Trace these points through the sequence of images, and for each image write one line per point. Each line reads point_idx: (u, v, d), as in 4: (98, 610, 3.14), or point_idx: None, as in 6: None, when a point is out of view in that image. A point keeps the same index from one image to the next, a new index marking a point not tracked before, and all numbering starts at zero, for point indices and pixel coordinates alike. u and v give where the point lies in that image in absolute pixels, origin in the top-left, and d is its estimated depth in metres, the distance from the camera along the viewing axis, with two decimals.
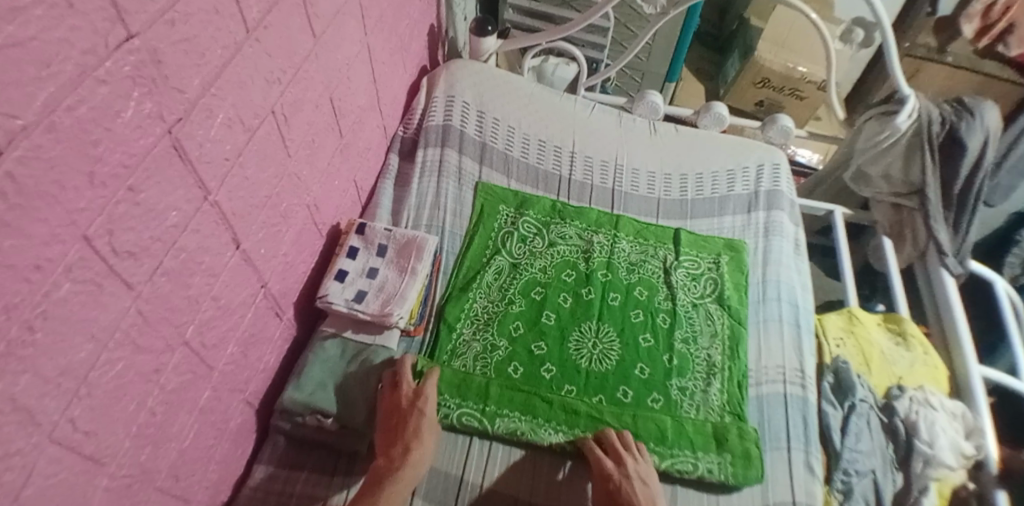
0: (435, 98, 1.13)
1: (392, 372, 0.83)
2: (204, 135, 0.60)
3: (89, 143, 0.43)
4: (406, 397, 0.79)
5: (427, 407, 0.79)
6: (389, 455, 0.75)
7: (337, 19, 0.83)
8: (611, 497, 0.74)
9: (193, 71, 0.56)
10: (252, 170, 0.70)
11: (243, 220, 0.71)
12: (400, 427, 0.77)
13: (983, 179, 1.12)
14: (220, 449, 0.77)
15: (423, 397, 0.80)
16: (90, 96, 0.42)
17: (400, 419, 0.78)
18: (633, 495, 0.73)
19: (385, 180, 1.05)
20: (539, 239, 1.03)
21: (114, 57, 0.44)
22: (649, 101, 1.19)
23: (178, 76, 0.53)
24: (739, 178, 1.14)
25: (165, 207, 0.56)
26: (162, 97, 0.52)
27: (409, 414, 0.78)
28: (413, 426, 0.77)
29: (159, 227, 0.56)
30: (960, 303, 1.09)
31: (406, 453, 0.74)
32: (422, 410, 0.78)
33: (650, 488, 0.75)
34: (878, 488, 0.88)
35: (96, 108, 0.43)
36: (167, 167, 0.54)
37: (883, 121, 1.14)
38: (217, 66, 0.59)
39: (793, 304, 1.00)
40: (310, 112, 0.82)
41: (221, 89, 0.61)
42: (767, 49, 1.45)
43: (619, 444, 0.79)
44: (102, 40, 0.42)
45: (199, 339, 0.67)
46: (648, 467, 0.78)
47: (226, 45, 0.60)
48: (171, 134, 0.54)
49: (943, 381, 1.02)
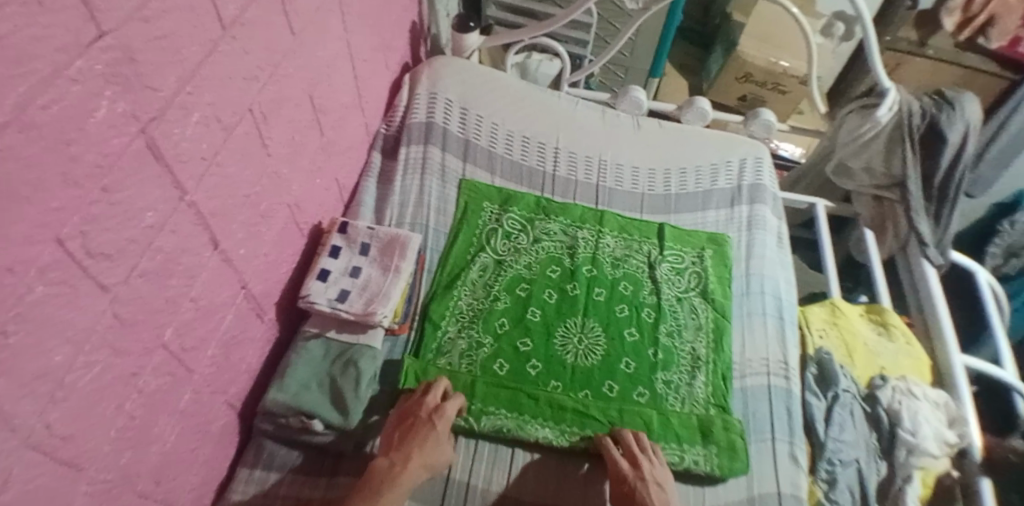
0: (418, 95, 1.13)
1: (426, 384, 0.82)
2: (180, 134, 0.59)
3: (62, 142, 0.42)
4: (426, 407, 0.79)
5: (442, 424, 0.77)
6: (393, 457, 0.74)
7: (318, 16, 0.82)
8: (628, 498, 0.75)
9: (169, 69, 0.55)
10: (230, 169, 0.70)
11: (221, 221, 0.70)
12: (411, 434, 0.76)
13: (963, 171, 1.13)
14: (203, 452, 0.76)
15: (442, 413, 0.78)
16: (63, 95, 0.41)
17: (412, 426, 0.77)
18: (649, 498, 0.74)
19: (368, 178, 1.05)
20: (524, 235, 1.03)
21: (87, 55, 0.43)
22: (632, 97, 1.19)
23: (153, 74, 0.53)
24: (723, 172, 1.14)
25: (141, 208, 0.55)
26: (137, 95, 0.51)
27: (422, 425, 0.77)
28: (422, 437, 0.75)
29: (136, 228, 0.55)
30: (941, 293, 1.10)
31: (407, 460, 0.73)
32: (435, 426, 0.77)
33: (666, 491, 0.76)
34: (862, 478, 0.89)
35: (70, 107, 0.42)
36: (143, 166, 0.54)
37: (865, 115, 1.14)
38: (193, 64, 0.59)
39: (777, 296, 1.01)
40: (290, 110, 0.81)
41: (198, 87, 0.60)
42: (750, 44, 1.46)
43: (635, 447, 0.79)
44: (75, 38, 0.41)
45: (179, 341, 0.66)
46: (664, 470, 0.78)
47: (202, 43, 0.59)
48: (145, 133, 0.53)
49: (925, 371, 1.04)
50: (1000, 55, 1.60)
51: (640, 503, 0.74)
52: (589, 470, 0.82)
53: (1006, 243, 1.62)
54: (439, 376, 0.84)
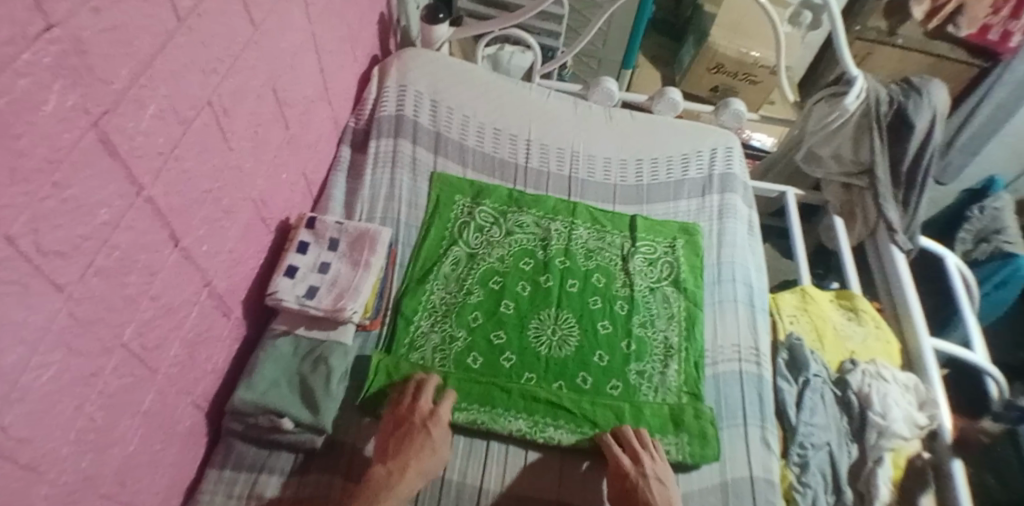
0: (387, 88, 1.11)
1: (415, 385, 0.82)
2: (135, 127, 0.57)
3: (10, 137, 0.41)
4: (421, 413, 0.78)
5: (438, 430, 0.77)
6: (390, 466, 0.72)
7: (279, 7, 0.81)
8: (630, 495, 0.75)
9: (122, 61, 0.53)
10: (190, 163, 0.68)
11: (181, 217, 0.68)
12: (406, 441, 0.75)
13: (930, 157, 1.15)
14: (170, 453, 0.75)
15: (437, 419, 0.78)
16: (9, 88, 0.40)
17: (407, 434, 0.76)
18: (649, 494, 0.74)
19: (338, 173, 1.04)
20: (497, 228, 1.02)
21: (34, 48, 0.42)
22: (605, 88, 1.19)
23: (105, 66, 0.51)
24: (694, 162, 1.15)
25: (95, 203, 0.53)
26: (88, 88, 0.49)
27: (417, 431, 0.76)
28: (418, 445, 0.74)
29: (90, 224, 0.53)
30: (909, 278, 1.12)
31: (404, 470, 0.72)
32: (431, 432, 0.76)
33: (667, 488, 0.76)
34: (834, 461, 0.90)
35: (17, 100, 0.41)
36: (96, 161, 0.52)
37: (834, 103, 1.16)
38: (147, 54, 0.57)
39: (748, 284, 1.02)
40: (252, 102, 0.79)
41: (152, 79, 0.58)
42: (721, 34, 1.47)
43: (637, 443, 0.80)
44: (21, 30, 0.40)
45: (139, 341, 0.65)
46: (666, 468, 0.78)
47: (156, 34, 0.58)
48: (97, 127, 0.51)
49: (895, 355, 1.05)
50: (971, 43, 1.62)
51: (639, 498, 0.74)
52: (562, 466, 0.82)
53: (977, 228, 1.65)
54: (428, 374, 0.84)
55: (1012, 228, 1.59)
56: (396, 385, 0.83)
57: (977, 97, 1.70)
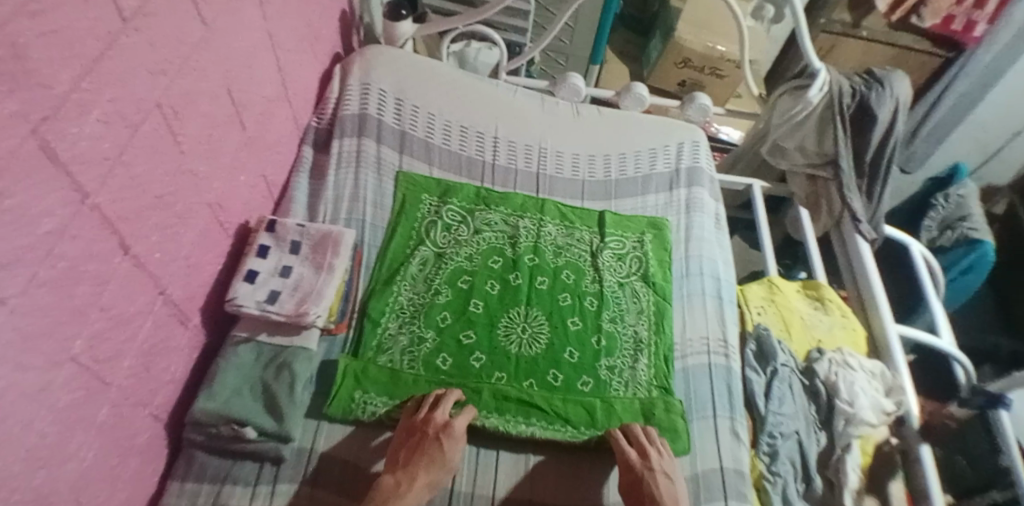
0: (350, 86, 1.10)
1: (434, 397, 0.81)
2: (78, 133, 0.54)
3: None
4: (435, 425, 0.76)
5: (450, 444, 0.76)
6: (399, 476, 0.73)
7: (232, 6, 0.79)
8: (634, 488, 0.76)
9: (64, 65, 0.51)
10: (139, 168, 0.65)
11: (131, 224, 0.66)
12: (417, 453, 0.74)
13: (892, 148, 1.17)
14: (128, 468, 0.73)
15: (451, 431, 0.77)
16: None
17: (419, 445, 0.75)
18: (656, 488, 0.75)
19: (300, 174, 1.02)
20: (464, 227, 1.01)
21: None
22: (570, 84, 1.18)
23: (46, 71, 0.48)
24: (662, 156, 1.15)
25: (39, 213, 0.51)
26: (27, 94, 0.47)
27: (428, 443, 0.75)
28: (429, 457, 0.74)
29: (33, 234, 0.51)
30: (874, 266, 1.14)
31: (413, 480, 0.72)
32: (443, 447, 0.75)
33: (673, 482, 0.77)
34: (803, 449, 0.92)
35: None
36: (36, 169, 0.50)
37: (797, 96, 1.17)
38: (90, 57, 0.54)
39: (716, 276, 1.03)
40: (205, 104, 0.77)
41: (95, 83, 0.56)
42: (687, 29, 1.47)
43: (644, 439, 0.80)
44: None
45: (91, 353, 0.62)
46: (672, 462, 0.79)
47: (100, 36, 0.55)
48: (38, 134, 0.49)
49: (861, 342, 1.08)
50: (936, 35, 1.63)
51: (647, 492, 0.74)
52: (531, 460, 0.81)
53: (942, 216, 1.69)
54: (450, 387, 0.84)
55: (977, 215, 1.62)
56: (363, 390, 0.82)
57: (943, 85, 1.73)
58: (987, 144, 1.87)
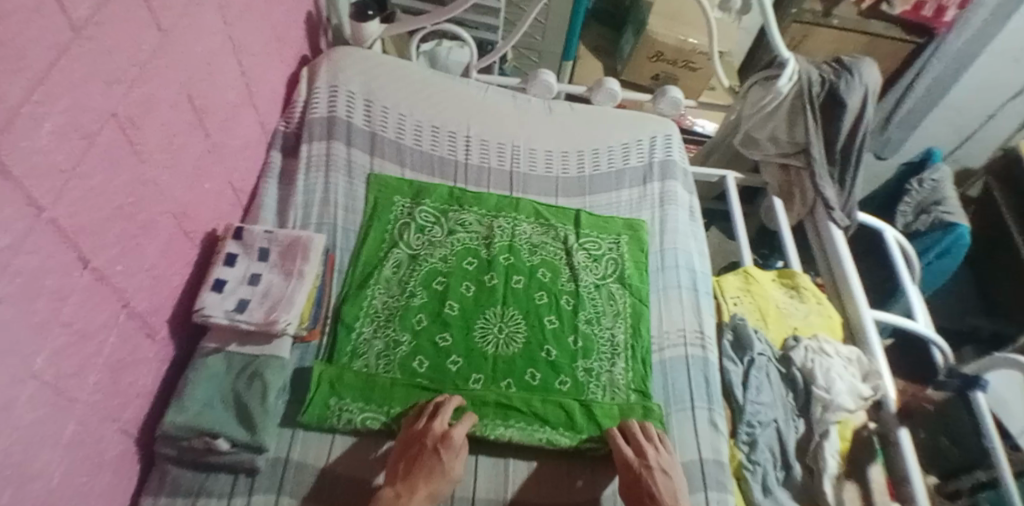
0: (317, 89, 1.08)
1: (434, 405, 0.80)
2: (31, 145, 0.52)
3: None
4: (433, 435, 0.76)
5: (449, 454, 0.75)
6: (398, 488, 0.72)
7: (191, 10, 0.77)
8: (634, 488, 0.76)
9: (13, 76, 0.49)
10: (98, 179, 0.63)
11: (90, 236, 0.63)
12: (416, 465, 0.74)
13: (863, 135, 1.18)
14: (99, 484, 0.71)
15: (450, 442, 0.76)
16: None
17: (418, 456, 0.75)
18: (654, 485, 0.76)
19: (269, 179, 1.01)
20: (438, 228, 1.01)
21: None
22: (542, 80, 1.18)
23: None
24: (635, 150, 1.16)
25: None
26: None
27: (428, 455, 0.74)
28: (428, 468, 0.73)
29: None
30: (848, 253, 1.16)
31: (413, 492, 0.71)
32: (443, 458, 0.74)
33: (672, 478, 0.78)
34: (781, 436, 0.93)
35: None
36: None
37: (767, 85, 1.17)
38: (41, 69, 0.52)
39: (691, 270, 1.04)
40: (165, 112, 0.75)
41: (47, 95, 0.54)
42: (659, 23, 1.47)
43: (642, 437, 0.81)
44: None
45: (54, 370, 0.60)
46: (669, 458, 0.80)
47: (51, 46, 0.53)
48: None
49: (836, 329, 1.09)
50: (906, 21, 1.63)
51: (647, 490, 0.75)
52: (510, 465, 0.81)
53: (917, 200, 1.70)
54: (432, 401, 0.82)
55: (951, 199, 1.64)
56: (340, 396, 0.81)
57: (911, 75, 1.75)
58: (962, 126, 1.91)
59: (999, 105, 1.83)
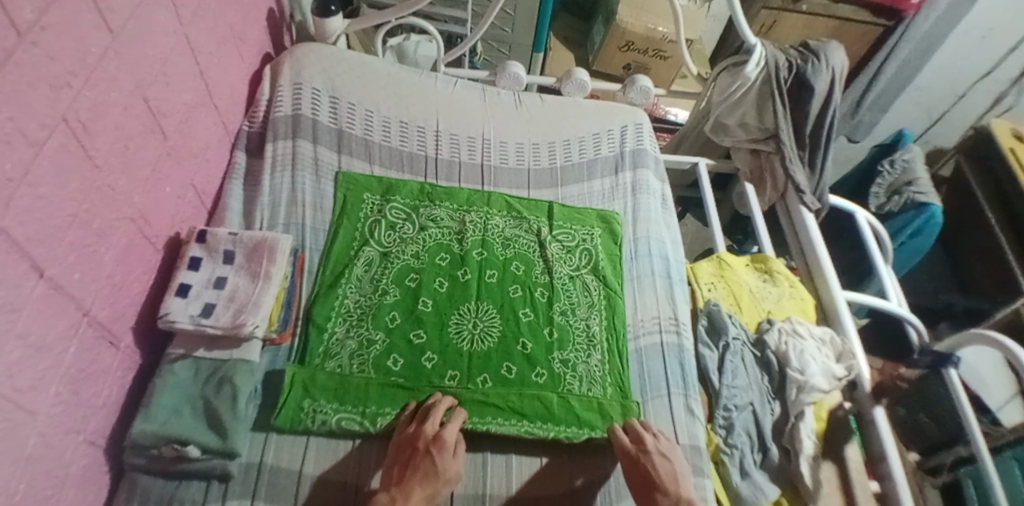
0: (280, 87, 1.07)
1: (425, 407, 0.80)
2: None
3: None
4: (425, 437, 0.75)
5: (443, 456, 0.74)
6: (393, 493, 0.71)
7: (141, 11, 0.75)
8: (633, 473, 0.77)
9: None
10: (48, 187, 0.61)
11: (43, 245, 0.61)
12: (410, 469, 0.73)
13: (830, 119, 1.19)
14: (65, 498, 0.69)
15: (441, 443, 0.75)
16: None
17: (411, 460, 0.74)
18: (654, 469, 0.77)
19: (232, 180, 1.00)
20: (409, 224, 1.00)
21: None
22: (511, 72, 1.16)
23: None
24: (606, 140, 1.16)
25: None
26: None
27: (421, 458, 0.74)
28: (423, 472, 0.72)
29: None
30: (818, 235, 1.17)
31: (408, 496, 0.70)
32: (435, 459, 0.73)
33: (672, 461, 0.79)
34: (757, 419, 0.94)
35: None
36: None
37: (734, 72, 1.18)
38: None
39: (664, 257, 1.05)
40: (118, 115, 0.72)
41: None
42: (627, 12, 1.47)
43: (639, 426, 0.82)
44: None
45: (10, 384, 0.58)
46: (667, 444, 0.81)
47: None
48: None
49: (810, 311, 1.11)
50: (874, 5, 1.63)
51: (647, 474, 0.76)
52: (487, 459, 0.81)
53: (889, 182, 1.71)
54: (407, 405, 0.82)
55: (922, 179, 1.66)
56: (313, 397, 0.80)
57: (885, 53, 1.74)
58: (933, 107, 1.95)
59: (966, 86, 1.88)
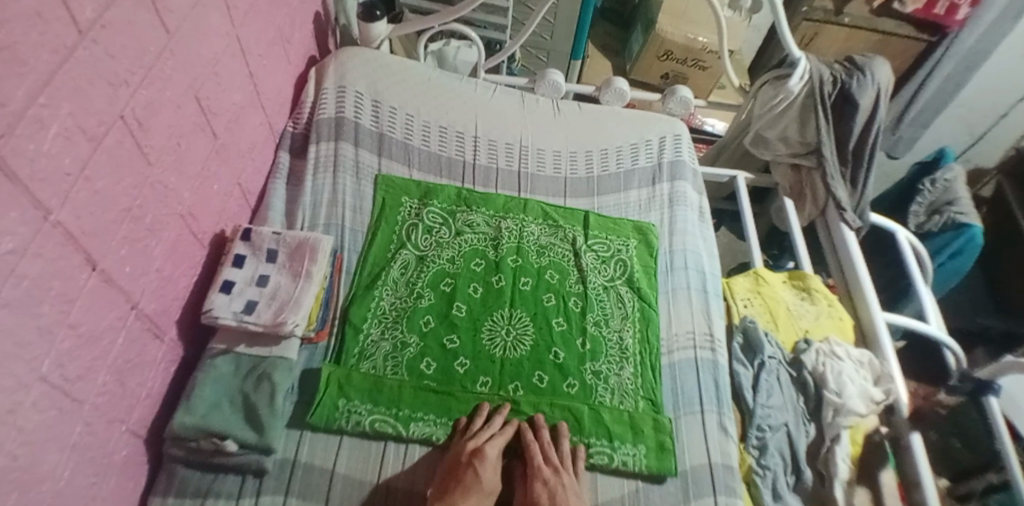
0: (325, 90, 1.09)
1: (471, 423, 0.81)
2: (36, 149, 0.51)
3: None
4: (467, 451, 0.76)
5: (485, 469, 0.75)
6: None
7: (196, 13, 0.77)
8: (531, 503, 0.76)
9: (18, 81, 0.48)
10: (104, 182, 0.63)
11: (97, 238, 0.63)
12: (455, 483, 0.74)
13: (875, 135, 1.16)
14: (107, 486, 0.71)
15: (484, 457, 0.76)
16: None
17: (456, 474, 0.75)
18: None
19: (277, 180, 1.02)
20: (446, 228, 1.00)
21: None
22: (550, 80, 1.17)
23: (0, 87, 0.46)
24: (643, 150, 1.15)
25: None
26: None
27: (465, 471, 0.75)
28: (466, 484, 0.73)
29: None
30: (859, 254, 1.14)
31: None
32: (478, 472, 0.75)
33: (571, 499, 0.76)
34: (792, 441, 0.91)
35: None
36: None
37: (777, 86, 1.16)
38: (45, 72, 0.51)
39: (700, 271, 1.04)
40: (172, 113, 0.74)
41: (52, 98, 0.53)
42: (667, 22, 1.46)
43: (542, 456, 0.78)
44: None
45: (61, 372, 0.59)
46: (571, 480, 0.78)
47: (54, 50, 0.52)
48: None
49: (848, 331, 1.08)
50: (917, 19, 1.59)
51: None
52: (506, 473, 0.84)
53: (930, 201, 1.66)
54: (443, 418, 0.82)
55: (964, 199, 1.61)
56: (348, 398, 0.80)
57: (930, 67, 1.69)
58: (976, 124, 1.87)
59: (1009, 105, 1.80)
